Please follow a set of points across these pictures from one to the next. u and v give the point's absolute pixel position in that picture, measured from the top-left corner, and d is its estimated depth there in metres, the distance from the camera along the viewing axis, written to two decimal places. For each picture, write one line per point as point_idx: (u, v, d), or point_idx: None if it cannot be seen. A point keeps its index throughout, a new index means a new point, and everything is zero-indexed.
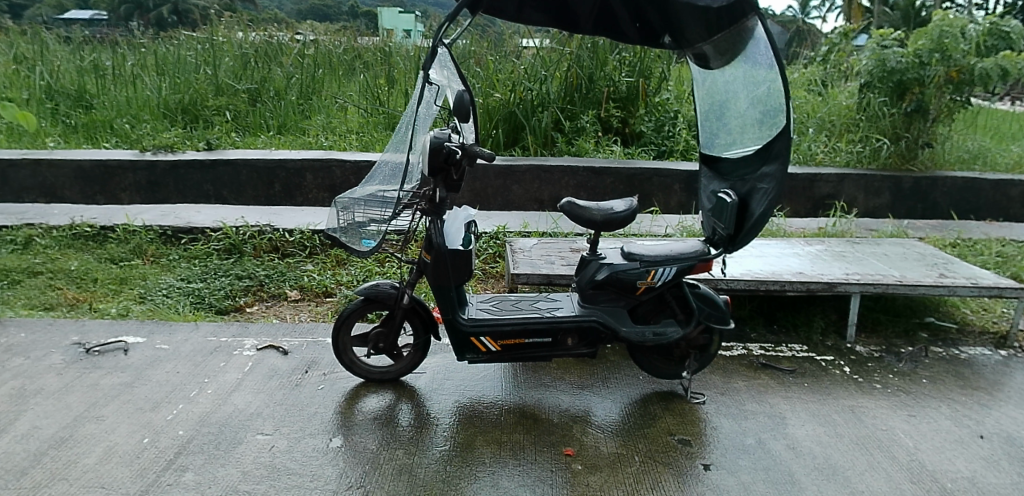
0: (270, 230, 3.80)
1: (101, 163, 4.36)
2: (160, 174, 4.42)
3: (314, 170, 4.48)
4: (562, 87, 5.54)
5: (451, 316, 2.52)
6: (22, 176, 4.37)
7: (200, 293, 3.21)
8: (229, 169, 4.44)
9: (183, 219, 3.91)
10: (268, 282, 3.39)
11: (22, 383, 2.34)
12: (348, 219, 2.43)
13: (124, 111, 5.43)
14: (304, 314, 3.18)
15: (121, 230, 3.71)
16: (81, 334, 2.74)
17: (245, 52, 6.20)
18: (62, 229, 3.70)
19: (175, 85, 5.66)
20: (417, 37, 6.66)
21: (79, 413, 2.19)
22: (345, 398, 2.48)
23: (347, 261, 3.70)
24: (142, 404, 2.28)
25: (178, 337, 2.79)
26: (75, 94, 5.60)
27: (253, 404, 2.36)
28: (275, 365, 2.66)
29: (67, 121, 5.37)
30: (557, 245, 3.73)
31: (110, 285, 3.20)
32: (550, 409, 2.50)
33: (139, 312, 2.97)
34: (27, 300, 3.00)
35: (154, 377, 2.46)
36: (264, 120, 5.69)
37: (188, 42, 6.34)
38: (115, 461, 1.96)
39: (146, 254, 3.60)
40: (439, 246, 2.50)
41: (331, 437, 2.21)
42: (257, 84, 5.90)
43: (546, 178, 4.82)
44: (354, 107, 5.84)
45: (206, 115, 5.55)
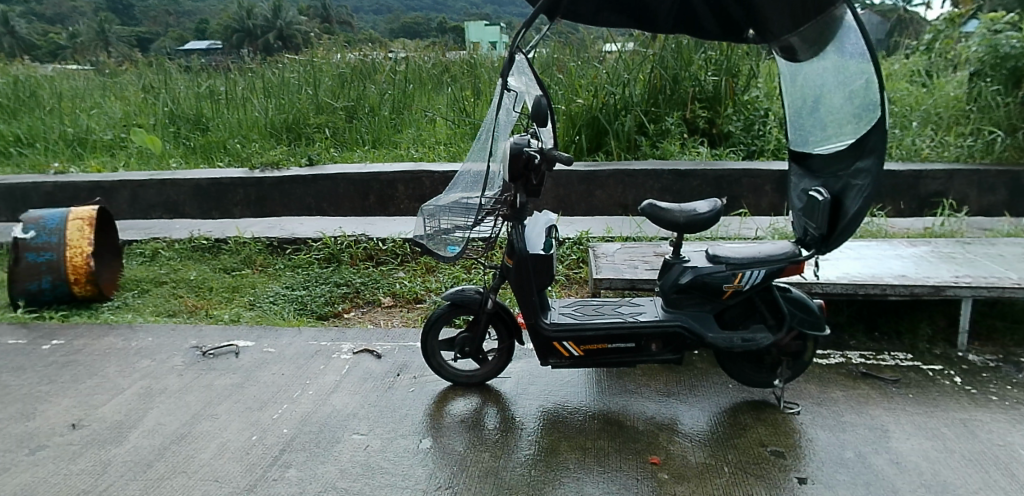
0: (365, 239, 4.00)
1: (216, 181, 4.75)
2: (266, 189, 4.77)
3: (405, 182, 4.69)
4: (645, 90, 5.49)
5: (534, 321, 2.57)
6: (149, 195, 4.81)
7: (303, 300, 3.44)
8: (328, 183, 4.74)
9: (288, 231, 4.18)
10: (363, 290, 3.58)
11: (150, 383, 2.57)
12: (434, 226, 2.55)
13: (236, 132, 5.88)
14: (397, 319, 3.34)
15: (233, 241, 4.02)
16: (199, 338, 2.98)
17: (342, 72, 6.58)
18: (183, 242, 4.06)
19: (280, 106, 6.06)
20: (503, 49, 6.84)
21: (197, 411, 2.40)
22: (434, 401, 2.58)
23: (436, 268, 3.84)
24: (251, 403, 2.48)
25: (283, 341, 3.00)
26: (193, 118, 6.10)
27: (349, 405, 2.51)
28: (369, 368, 2.81)
29: (187, 143, 5.86)
30: (641, 249, 3.72)
31: (224, 293, 3.49)
32: (635, 416, 2.48)
33: (249, 318, 3.22)
34: (154, 306, 3.29)
35: (262, 379, 2.67)
36: (359, 136, 5.99)
37: (291, 65, 6.80)
38: (228, 456, 2.14)
39: (255, 264, 3.89)
40: (521, 251, 2.58)
41: (420, 438, 2.30)
42: (353, 102, 6.23)
43: (631, 182, 4.79)
44: (442, 119, 6.07)
45: (308, 133, 5.91)
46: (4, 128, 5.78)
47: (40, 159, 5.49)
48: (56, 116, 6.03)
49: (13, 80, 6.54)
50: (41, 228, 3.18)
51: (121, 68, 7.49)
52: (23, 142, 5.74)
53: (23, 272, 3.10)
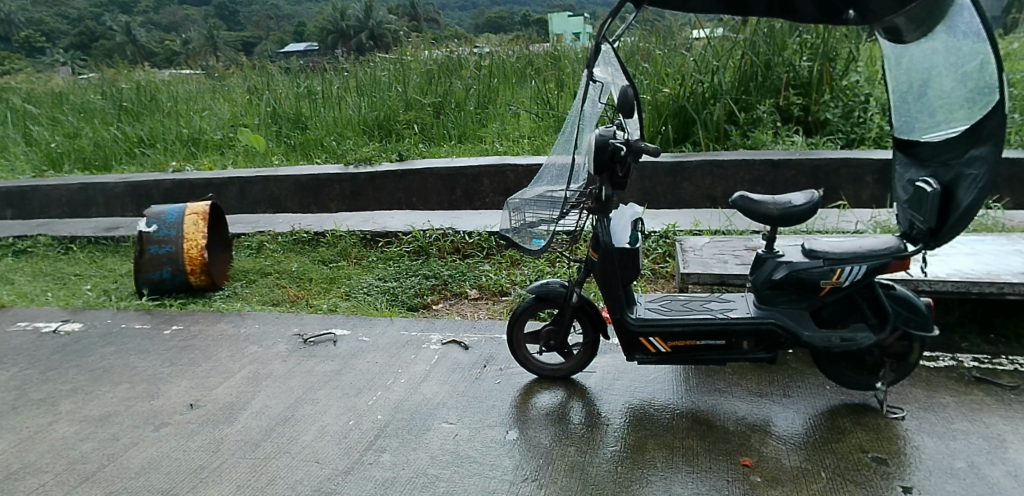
0: (452, 233, 4.10)
1: (315, 177, 5.01)
2: (360, 185, 4.99)
3: (490, 175, 4.77)
4: (736, 77, 5.30)
5: (620, 316, 2.56)
6: (255, 191, 5.12)
7: (394, 291, 3.58)
8: (417, 177, 4.89)
9: (380, 224, 4.34)
10: (451, 282, 3.68)
11: (257, 368, 2.74)
12: (520, 220, 2.60)
13: (332, 130, 6.12)
14: (483, 312, 3.41)
15: (330, 234, 4.22)
16: (301, 325, 3.15)
17: (429, 69, 6.79)
18: (285, 235, 4.31)
19: (372, 104, 6.29)
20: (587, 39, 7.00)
21: (299, 395, 2.56)
22: (521, 393, 2.63)
23: (521, 262, 3.90)
24: (348, 390, 2.62)
25: (377, 330, 3.14)
26: (293, 117, 6.40)
27: (439, 394, 2.60)
28: (457, 359, 2.89)
29: (288, 142, 6.16)
30: (731, 243, 3.62)
31: (322, 283, 3.68)
32: (725, 416, 2.42)
33: (346, 307, 3.39)
34: (260, 296, 3.51)
35: (357, 366, 2.81)
36: (446, 131, 6.14)
37: (382, 64, 7.07)
38: (328, 439, 2.28)
39: (350, 256, 4.08)
40: (606, 245, 2.58)
41: (507, 429, 2.35)
42: (440, 98, 6.39)
43: (720, 174, 4.65)
44: (526, 113, 6.14)
45: (398, 129, 6.11)
46: (129, 130, 6.31)
47: (160, 159, 5.97)
48: (173, 118, 6.52)
49: (136, 86, 7.12)
50: (162, 222, 3.43)
51: (229, 71, 7.99)
52: (146, 143, 6.25)
53: (146, 263, 3.35)
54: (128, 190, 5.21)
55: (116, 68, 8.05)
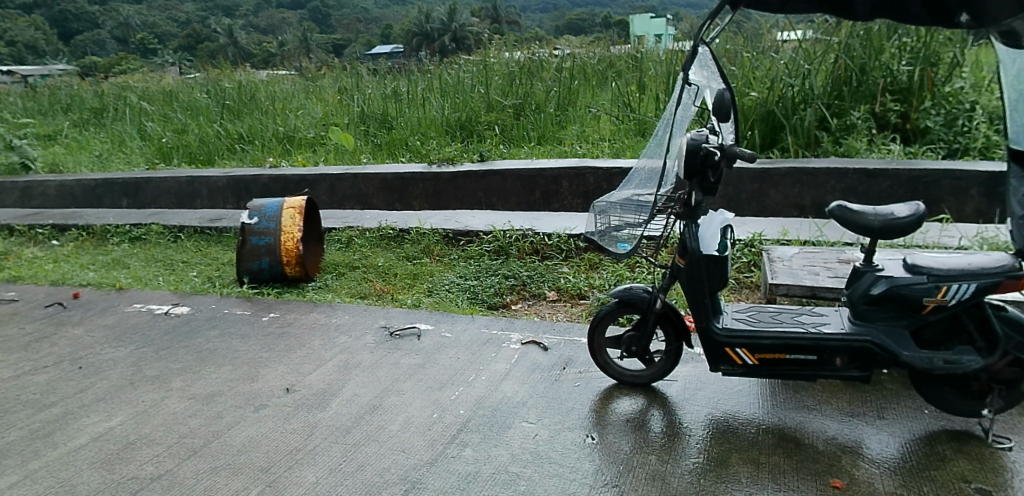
0: (532, 234, 4.13)
1: (399, 175, 5.17)
2: (442, 184, 5.10)
3: (570, 178, 4.77)
4: (828, 82, 5.07)
5: (705, 325, 2.51)
6: (344, 187, 5.33)
7: (475, 290, 3.64)
8: (497, 178, 4.95)
9: (462, 223, 4.43)
10: (530, 283, 3.71)
11: (347, 357, 2.85)
12: (606, 223, 2.61)
13: (416, 130, 6.29)
14: (561, 314, 3.42)
15: (414, 231, 4.35)
16: (387, 318, 3.26)
17: (511, 71, 6.90)
18: (373, 231, 4.47)
19: (455, 104, 6.42)
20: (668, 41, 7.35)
21: (387, 385, 2.65)
22: (600, 397, 2.62)
23: (600, 265, 3.88)
24: (432, 383, 2.69)
25: (459, 327, 3.20)
26: (380, 117, 6.60)
27: (519, 393, 2.63)
28: (537, 360, 2.90)
29: (374, 140, 6.36)
30: (822, 255, 3.47)
31: (406, 279, 3.80)
32: (813, 435, 2.33)
33: (429, 303, 3.48)
34: (349, 288, 3.66)
35: (441, 361, 2.87)
36: (525, 132, 6.16)
37: (465, 66, 7.24)
38: (413, 430, 2.35)
39: (433, 253, 4.18)
40: (693, 251, 2.53)
41: (586, 432, 2.36)
42: (521, 99, 6.46)
43: (810, 182, 4.46)
44: (607, 116, 6.12)
45: (479, 130, 6.19)
46: (231, 127, 6.71)
47: (259, 155, 6.33)
48: (270, 117, 6.87)
49: (238, 86, 7.56)
50: (262, 214, 3.61)
51: (320, 71, 8.35)
52: (245, 139, 6.62)
53: (248, 253, 3.55)
54: (230, 184, 5.53)
55: (220, 69, 8.57)
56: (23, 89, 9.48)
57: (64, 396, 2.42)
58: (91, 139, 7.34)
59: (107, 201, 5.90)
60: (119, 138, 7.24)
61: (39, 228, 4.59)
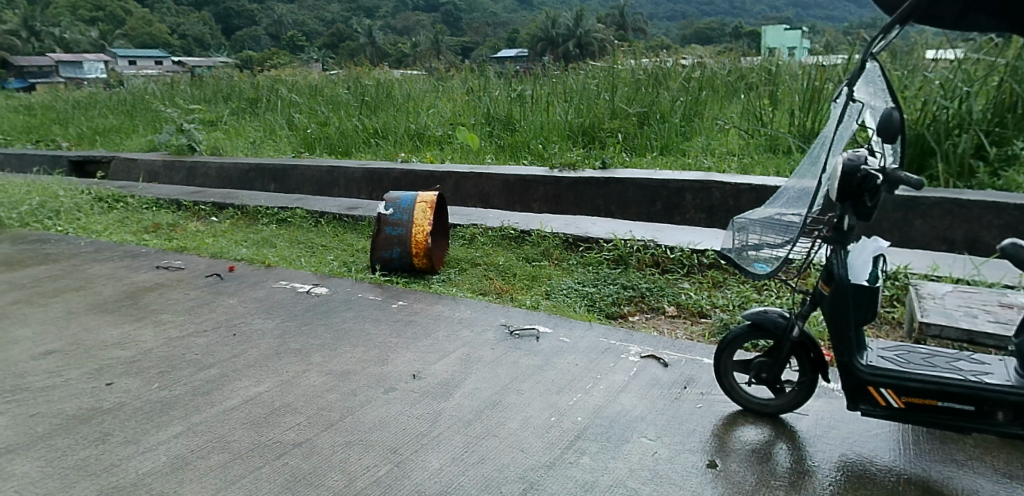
0: (653, 246, 4.05)
1: (522, 177, 5.24)
2: (563, 188, 5.11)
3: (694, 191, 4.63)
4: (989, 106, 4.61)
5: (846, 360, 2.33)
6: (468, 186, 5.49)
7: (592, 297, 3.60)
8: (618, 186, 4.90)
9: (582, 229, 4.43)
10: (649, 295, 3.62)
11: (468, 351, 2.91)
12: (744, 240, 2.52)
13: (539, 134, 6.33)
14: (681, 331, 3.30)
15: (535, 234, 4.39)
16: (506, 317, 3.30)
17: (638, 80, 6.85)
18: (495, 230, 4.56)
19: (579, 110, 6.41)
20: (802, 53, 7.18)
21: (506, 383, 2.68)
22: (723, 422, 2.51)
23: (724, 284, 3.73)
24: (550, 386, 2.68)
25: (577, 333, 3.17)
26: (504, 119, 6.73)
27: (638, 407, 2.57)
28: (656, 375, 2.82)
29: (497, 142, 6.48)
30: (979, 296, 3.15)
31: (525, 280, 3.84)
32: (963, 493, 2.11)
33: (547, 306, 3.48)
34: (470, 285, 3.75)
35: (558, 365, 2.86)
36: (648, 142, 6.05)
37: (592, 74, 7.27)
38: (531, 431, 2.36)
39: (552, 257, 4.20)
40: (840, 279, 2.34)
41: (708, 458, 2.26)
42: (646, 108, 6.34)
43: (963, 215, 4.06)
44: (736, 129, 5.90)
45: (601, 137, 6.15)
46: (368, 122, 7.10)
47: (391, 149, 6.67)
48: (403, 114, 7.20)
49: (375, 84, 8.00)
50: (397, 207, 3.79)
51: (449, 72, 8.65)
52: (380, 134, 6.98)
53: (381, 242, 3.73)
54: (365, 176, 5.85)
55: (359, 67, 9.10)
56: (191, 79, 10.53)
57: (221, 359, 2.66)
58: (246, 126, 8.03)
59: (257, 184, 6.42)
60: (270, 127, 7.87)
61: (202, 204, 5.07)
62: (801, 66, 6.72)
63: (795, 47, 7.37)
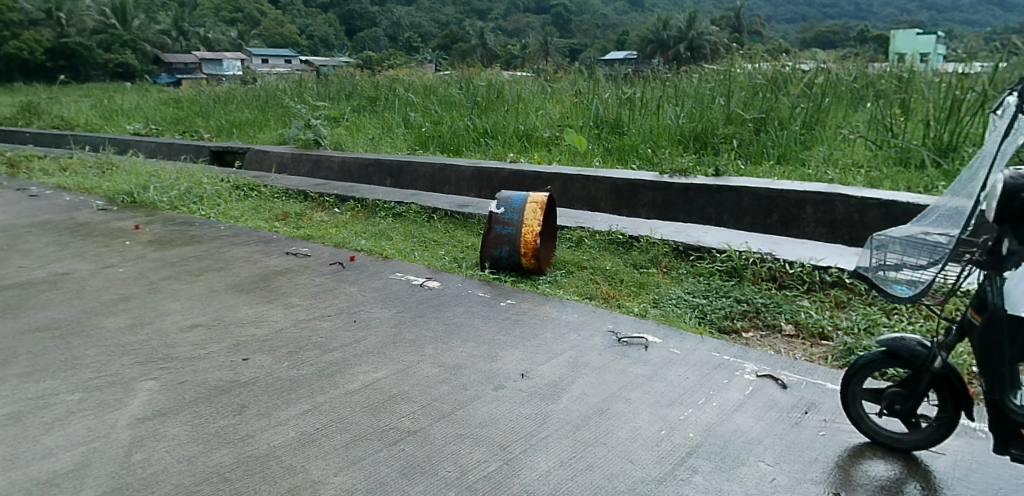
0: (771, 259, 3.86)
1: (630, 182, 5.17)
2: (673, 194, 4.98)
3: (816, 203, 4.36)
4: None
5: (996, 399, 1.98)
6: (575, 188, 5.48)
7: (704, 309, 3.48)
8: (732, 195, 4.71)
9: (694, 238, 4.30)
10: (765, 311, 3.44)
11: (576, 355, 2.89)
12: (881, 259, 2.28)
13: (648, 138, 6.20)
14: (800, 352, 3.11)
15: (644, 240, 4.31)
16: (614, 323, 3.26)
17: (756, 85, 6.59)
18: (602, 234, 4.51)
19: (692, 114, 6.22)
20: (938, 62, 6.66)
21: (614, 391, 2.62)
22: (847, 454, 2.32)
23: (848, 305, 3.48)
24: (659, 398, 2.59)
25: (688, 345, 3.07)
26: (613, 122, 6.66)
27: (754, 429, 2.42)
28: (774, 397, 2.67)
29: (606, 144, 6.40)
30: None
31: (633, 286, 3.77)
32: None
33: (655, 315, 3.39)
34: (577, 288, 3.73)
35: (669, 377, 2.77)
36: (764, 150, 5.68)
37: (707, 78, 7.07)
38: (641, 442, 2.28)
39: (661, 264, 4.11)
40: (994, 307, 1.96)
41: (830, 490, 2.09)
42: (763, 114, 6.05)
43: None
44: (862, 139, 5.52)
45: (715, 143, 5.89)
46: (478, 122, 7.25)
47: (500, 149, 6.77)
48: (513, 114, 7.29)
49: (487, 85, 8.17)
50: (508, 206, 3.83)
51: (558, 73, 8.69)
52: (489, 134, 7.11)
53: (491, 240, 3.79)
54: (475, 174, 5.97)
55: (472, 68, 9.33)
56: (317, 77, 11.23)
57: (342, 344, 2.79)
58: (366, 123, 8.41)
59: (374, 179, 6.72)
60: (387, 124, 8.21)
61: (327, 196, 5.37)
62: (938, 74, 6.21)
63: (930, 55, 6.83)
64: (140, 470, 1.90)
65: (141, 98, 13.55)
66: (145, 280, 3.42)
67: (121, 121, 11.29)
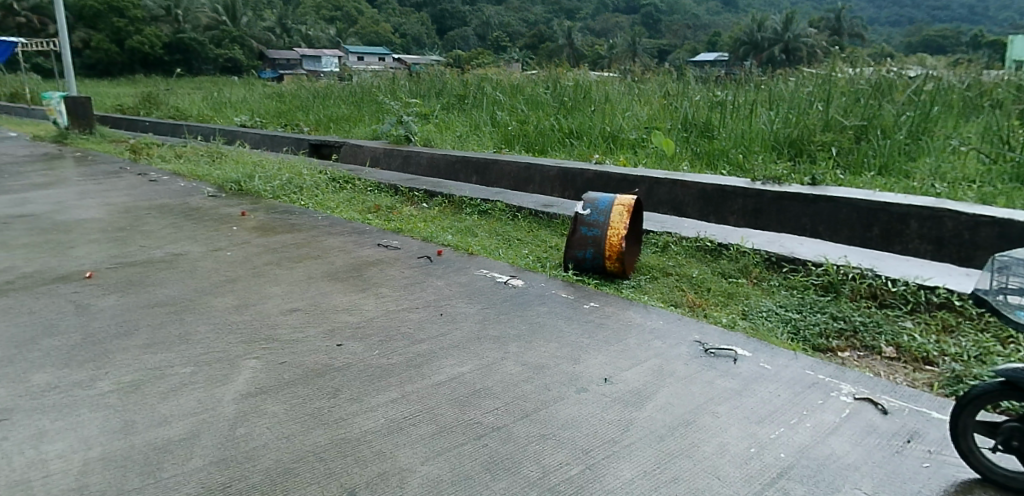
0: (871, 276, 3.64)
1: (720, 188, 5.02)
2: (765, 203, 4.79)
3: (921, 219, 4.07)
4: None
5: None
6: (662, 192, 5.38)
7: (796, 325, 3.33)
8: (829, 205, 4.47)
9: (787, 249, 4.13)
10: (863, 331, 3.25)
11: (661, 363, 2.83)
12: (1003, 282, 1.93)
13: (739, 143, 5.98)
14: (901, 376, 2.91)
15: (734, 248, 4.18)
16: (701, 333, 3.17)
17: (859, 91, 6.25)
18: (690, 241, 4.41)
19: (787, 120, 5.95)
20: None
21: (700, 403, 2.54)
22: (953, 489, 2.11)
23: (958, 330, 3.22)
24: (749, 414, 2.49)
25: (780, 361, 2.95)
26: (702, 125, 6.49)
27: (851, 454, 2.28)
28: (873, 422, 2.51)
29: (694, 148, 6.24)
30: None
31: (720, 296, 3.66)
32: None
33: (744, 328, 3.28)
34: (662, 294, 3.65)
35: (759, 392, 2.67)
36: (865, 160, 5.33)
37: (805, 83, 6.77)
38: (728, 458, 2.19)
39: (751, 275, 3.97)
40: None
41: None
42: (865, 122, 5.67)
43: None
44: (976, 151, 5.12)
45: (810, 150, 5.58)
46: (564, 122, 7.23)
47: (585, 150, 6.72)
48: (599, 115, 7.22)
49: (575, 85, 8.14)
50: (595, 208, 3.80)
51: (647, 75, 8.56)
52: (575, 135, 7.08)
53: (576, 242, 3.77)
54: (560, 174, 5.97)
55: (559, 67, 9.35)
56: (409, 74, 11.56)
57: (430, 336, 2.86)
58: (455, 121, 8.55)
59: (460, 176, 6.84)
60: (475, 122, 8.32)
61: (416, 191, 5.51)
62: None
63: None
64: (244, 444, 2.01)
65: (247, 91, 14.40)
66: (248, 264, 3.62)
67: (229, 113, 12.03)
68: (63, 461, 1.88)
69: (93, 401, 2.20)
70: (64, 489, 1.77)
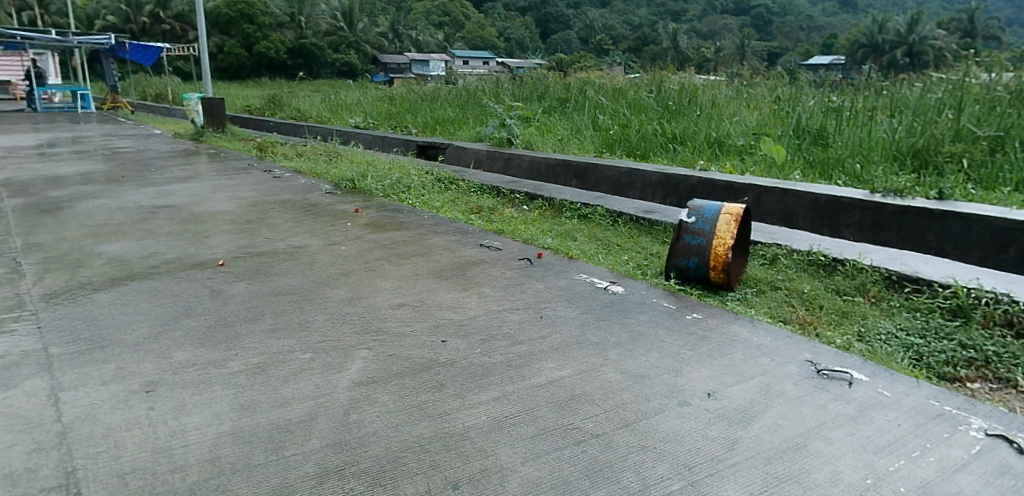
0: (1008, 301, 3.30)
1: (835, 199, 4.74)
2: (885, 217, 4.47)
3: None
4: None
5: None
6: (771, 201, 5.17)
7: (919, 351, 3.09)
8: (958, 222, 4.07)
9: (911, 267, 3.84)
10: (997, 362, 2.96)
11: (769, 381, 2.72)
12: None
13: (856, 152, 5.60)
14: None
15: (850, 264, 3.94)
16: (813, 353, 3.01)
17: (996, 97, 5.70)
18: (802, 254, 4.20)
19: (912, 129, 5.52)
20: None
21: (811, 427, 2.42)
22: None
23: None
24: (865, 443, 2.34)
25: (900, 388, 2.74)
26: (816, 132, 6.17)
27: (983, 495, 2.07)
28: (1008, 461, 2.26)
29: (806, 156, 5.93)
30: None
31: (834, 315, 3.46)
32: None
33: (860, 350, 3.08)
34: (770, 309, 3.51)
35: (876, 420, 2.50)
36: (1000, 174, 4.81)
37: (934, 88, 6.28)
38: (841, 488, 2.06)
39: (868, 294, 3.73)
40: None
41: None
42: (1002, 132, 5.19)
43: None
44: None
45: (937, 162, 5.12)
46: (668, 127, 7.09)
47: (688, 155, 6.56)
48: (705, 120, 7.02)
49: (680, 89, 7.97)
50: (700, 215, 3.69)
51: (756, 79, 8.25)
52: (678, 140, 6.93)
53: (679, 250, 3.69)
54: (663, 180, 5.85)
55: (664, 71, 9.18)
56: (512, 78, 11.74)
57: (530, 338, 2.90)
58: (556, 124, 8.61)
59: (560, 179, 6.86)
60: (576, 125, 8.33)
61: (517, 193, 5.59)
62: None
63: None
64: (356, 430, 2.13)
65: (360, 94, 15.18)
66: (360, 258, 3.82)
67: (343, 114, 12.73)
68: (200, 433, 2.07)
69: (225, 379, 2.40)
70: (200, 459, 1.94)
